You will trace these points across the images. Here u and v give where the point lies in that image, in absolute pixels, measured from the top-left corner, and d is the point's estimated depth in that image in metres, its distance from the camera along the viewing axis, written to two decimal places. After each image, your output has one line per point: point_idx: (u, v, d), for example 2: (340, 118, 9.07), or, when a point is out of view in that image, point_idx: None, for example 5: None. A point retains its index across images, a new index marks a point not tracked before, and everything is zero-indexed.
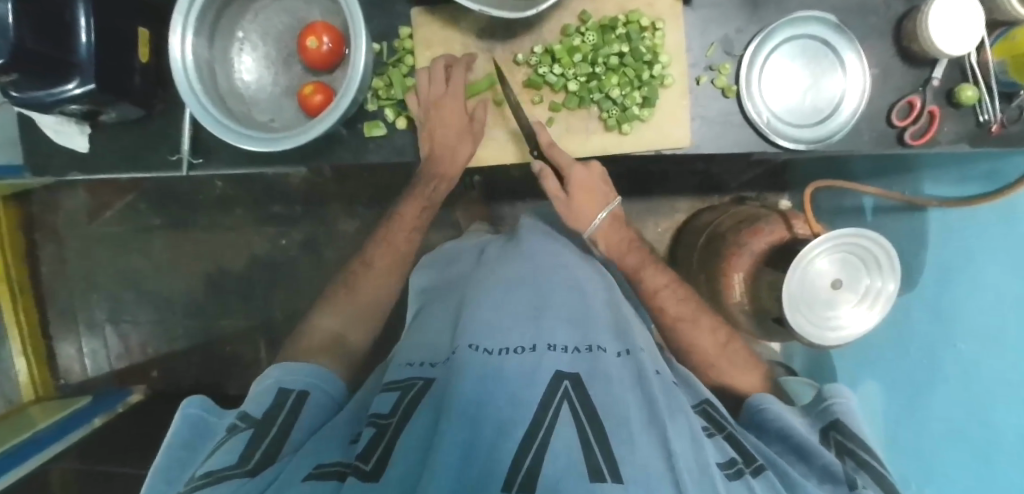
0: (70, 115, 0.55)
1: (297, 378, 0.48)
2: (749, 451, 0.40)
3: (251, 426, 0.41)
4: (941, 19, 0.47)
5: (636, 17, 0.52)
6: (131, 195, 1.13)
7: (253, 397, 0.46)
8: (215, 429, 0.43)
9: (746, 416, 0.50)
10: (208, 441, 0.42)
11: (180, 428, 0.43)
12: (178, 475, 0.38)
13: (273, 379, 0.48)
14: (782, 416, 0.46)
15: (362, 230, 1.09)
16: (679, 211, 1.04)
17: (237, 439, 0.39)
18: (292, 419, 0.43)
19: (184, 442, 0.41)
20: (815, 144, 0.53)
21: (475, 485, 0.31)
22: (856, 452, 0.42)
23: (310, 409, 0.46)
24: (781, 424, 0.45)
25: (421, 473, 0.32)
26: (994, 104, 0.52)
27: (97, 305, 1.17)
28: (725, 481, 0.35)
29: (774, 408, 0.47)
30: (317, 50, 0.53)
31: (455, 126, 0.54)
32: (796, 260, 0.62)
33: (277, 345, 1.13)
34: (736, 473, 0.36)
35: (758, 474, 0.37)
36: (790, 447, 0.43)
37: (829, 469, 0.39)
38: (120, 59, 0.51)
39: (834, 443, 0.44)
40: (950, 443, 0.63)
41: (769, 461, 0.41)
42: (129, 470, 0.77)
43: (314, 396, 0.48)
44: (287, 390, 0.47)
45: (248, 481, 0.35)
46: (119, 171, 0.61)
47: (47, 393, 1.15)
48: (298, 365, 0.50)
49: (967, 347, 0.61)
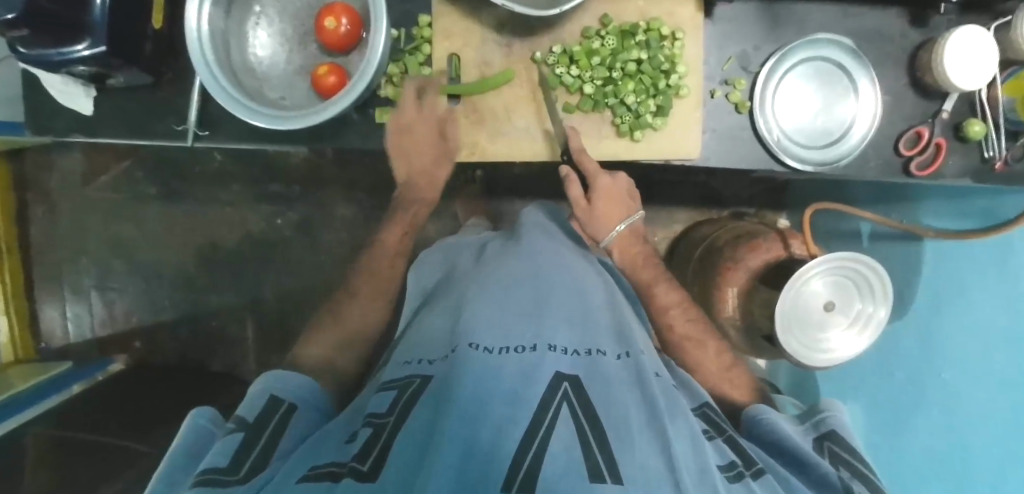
0: (76, 75, 0.54)
1: (287, 388, 0.48)
2: (749, 455, 0.41)
3: (242, 430, 0.41)
4: (956, 53, 0.48)
5: (657, 25, 0.52)
6: (128, 162, 1.11)
7: (246, 406, 0.45)
8: (210, 435, 0.43)
9: (740, 423, 0.50)
10: (201, 448, 0.42)
11: (184, 440, 0.42)
12: (178, 479, 0.38)
13: (265, 388, 0.48)
14: (777, 424, 0.47)
15: (360, 216, 1.09)
16: (677, 222, 1.05)
17: (228, 444, 0.39)
18: (281, 430, 0.43)
19: (185, 456, 0.40)
20: (822, 167, 0.53)
21: (474, 483, 0.30)
22: (851, 462, 0.43)
23: (300, 422, 0.46)
24: (778, 433, 0.45)
25: (419, 471, 0.32)
26: (1000, 141, 0.53)
27: (85, 270, 1.15)
28: (726, 483, 0.35)
29: (769, 415, 0.48)
30: (335, 31, 0.52)
31: (458, 139, 0.57)
32: (792, 279, 0.62)
33: (265, 325, 1.12)
34: (736, 476, 0.37)
35: (758, 477, 0.38)
36: (784, 457, 0.44)
37: (825, 476, 0.40)
38: (133, 23, 0.50)
39: (829, 453, 0.45)
40: (926, 465, 0.65)
41: (767, 465, 0.41)
42: (113, 439, 0.76)
43: (302, 411, 0.47)
44: (278, 401, 0.46)
45: (240, 486, 0.35)
46: (121, 136, 0.60)
47: (26, 356, 1.13)
48: (285, 376, 0.50)
49: (952, 378, 0.63)
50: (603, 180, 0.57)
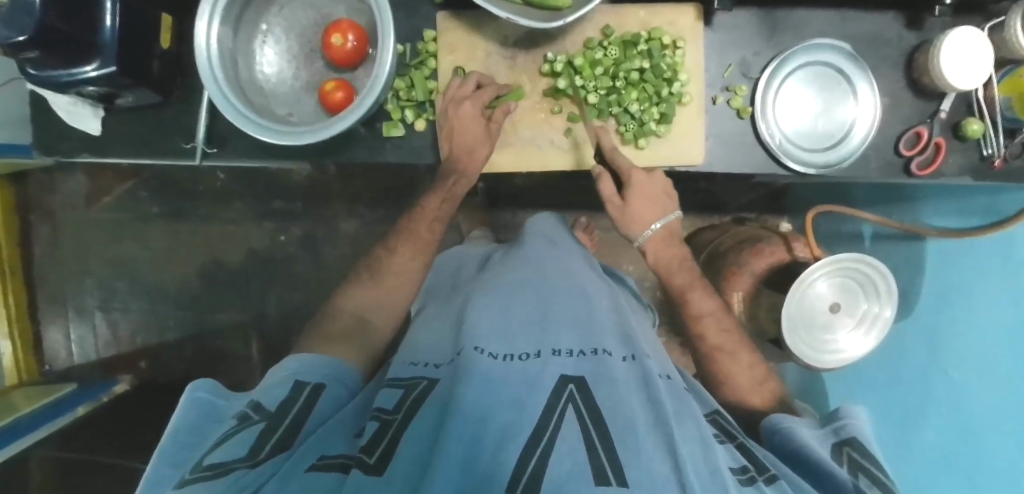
0: (86, 96, 0.55)
1: (311, 371, 0.48)
2: (762, 462, 0.40)
3: (263, 418, 0.41)
4: (952, 55, 0.49)
5: (658, 34, 0.53)
6: (131, 182, 1.11)
7: (266, 388, 0.46)
8: (226, 416, 0.43)
9: (762, 430, 0.50)
10: (215, 427, 0.42)
11: (187, 413, 0.42)
12: (183, 458, 0.38)
13: (289, 369, 0.48)
14: (797, 432, 0.46)
15: (363, 230, 1.09)
16: (679, 228, 1.06)
17: (248, 431, 0.39)
18: (305, 414, 0.43)
19: (190, 428, 0.41)
20: (825, 169, 0.54)
21: (475, 488, 0.31)
22: (868, 468, 0.40)
23: (324, 403, 0.46)
24: (800, 443, 0.44)
25: (423, 473, 0.32)
26: (998, 139, 0.53)
27: (89, 291, 1.15)
28: (738, 486, 0.35)
29: (794, 426, 0.47)
30: (342, 47, 0.53)
31: (476, 129, 0.54)
32: (796, 283, 0.62)
33: (270, 342, 1.11)
34: (748, 480, 0.37)
35: (771, 482, 0.38)
36: (806, 466, 0.42)
37: (840, 483, 0.38)
38: (142, 43, 0.51)
39: (847, 458, 0.42)
40: (939, 463, 0.64)
41: (780, 471, 0.41)
42: (120, 460, 0.75)
43: (329, 390, 0.48)
44: (303, 383, 0.47)
45: (249, 472, 0.34)
46: (130, 155, 0.61)
47: (30, 378, 1.12)
48: (311, 358, 0.50)
49: (961, 377, 0.63)
50: (637, 173, 0.54)
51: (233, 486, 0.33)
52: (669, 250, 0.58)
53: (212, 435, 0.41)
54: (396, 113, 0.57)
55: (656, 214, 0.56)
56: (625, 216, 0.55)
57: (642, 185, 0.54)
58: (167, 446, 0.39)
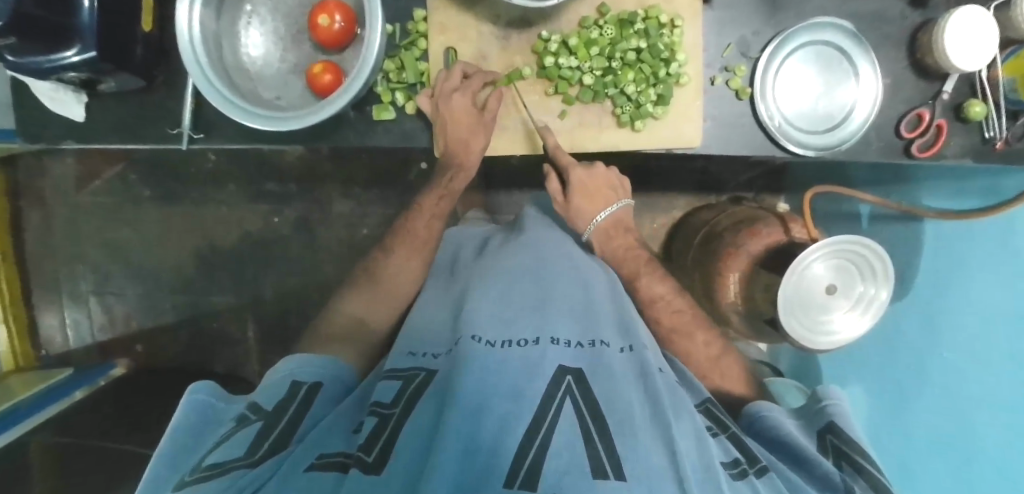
0: (66, 82, 0.53)
1: (307, 371, 0.49)
2: (752, 453, 0.41)
3: (260, 418, 0.41)
4: (957, 34, 0.47)
5: (656, 13, 0.52)
6: (121, 165, 1.10)
7: (264, 389, 0.46)
8: (224, 418, 0.44)
9: (742, 418, 0.51)
10: (212, 430, 0.42)
11: (187, 416, 0.43)
12: (184, 460, 0.39)
13: (288, 369, 0.49)
14: (779, 423, 0.47)
15: (357, 212, 1.08)
16: (676, 208, 1.05)
17: (246, 430, 0.40)
18: (303, 412, 0.44)
19: (189, 429, 0.42)
20: (823, 151, 0.53)
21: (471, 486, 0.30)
22: (852, 457, 0.43)
23: (321, 400, 0.47)
24: (776, 434, 0.46)
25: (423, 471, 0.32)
26: (1000, 121, 0.52)
27: (82, 276, 1.15)
28: (730, 480, 0.36)
29: (771, 415, 0.48)
30: (329, 28, 0.52)
31: (468, 120, 0.54)
32: (793, 265, 0.62)
33: (266, 325, 1.12)
34: (740, 473, 0.38)
35: (761, 476, 0.39)
36: (788, 455, 0.44)
37: (829, 477, 0.40)
38: (123, 29, 0.50)
39: (830, 447, 0.45)
40: (936, 444, 0.62)
41: (772, 464, 0.42)
42: (122, 446, 0.75)
43: (326, 388, 0.48)
44: (298, 383, 0.47)
45: (247, 473, 0.35)
46: (115, 142, 0.60)
47: (28, 363, 1.13)
48: (308, 360, 0.51)
49: (953, 354, 0.61)
50: (574, 171, 0.58)
51: (231, 484, 0.33)
52: (617, 241, 0.63)
53: (210, 437, 0.41)
54: (386, 96, 0.55)
55: (601, 205, 0.61)
56: (572, 210, 0.62)
57: (580, 182, 0.60)
58: (166, 452, 0.39)
